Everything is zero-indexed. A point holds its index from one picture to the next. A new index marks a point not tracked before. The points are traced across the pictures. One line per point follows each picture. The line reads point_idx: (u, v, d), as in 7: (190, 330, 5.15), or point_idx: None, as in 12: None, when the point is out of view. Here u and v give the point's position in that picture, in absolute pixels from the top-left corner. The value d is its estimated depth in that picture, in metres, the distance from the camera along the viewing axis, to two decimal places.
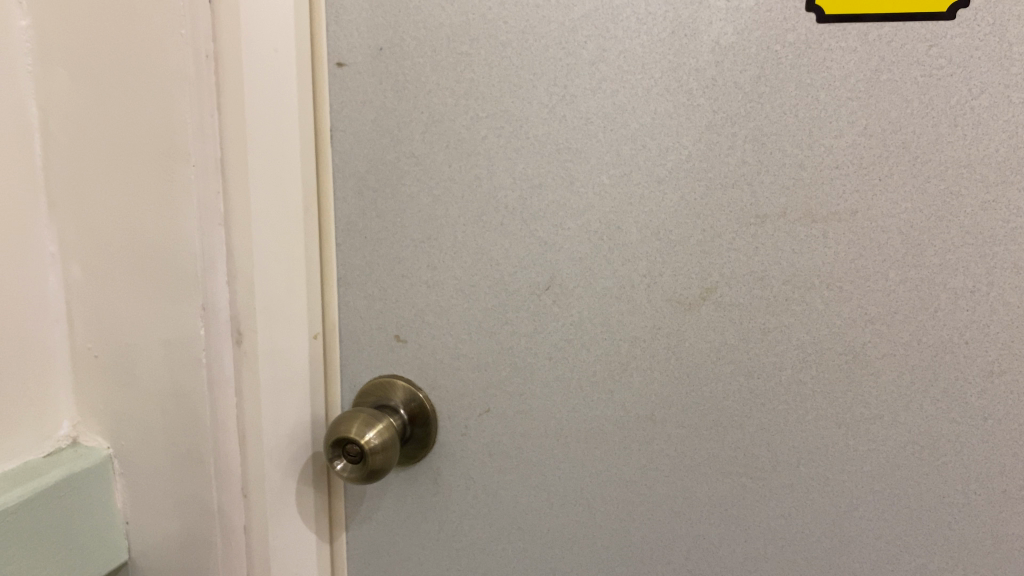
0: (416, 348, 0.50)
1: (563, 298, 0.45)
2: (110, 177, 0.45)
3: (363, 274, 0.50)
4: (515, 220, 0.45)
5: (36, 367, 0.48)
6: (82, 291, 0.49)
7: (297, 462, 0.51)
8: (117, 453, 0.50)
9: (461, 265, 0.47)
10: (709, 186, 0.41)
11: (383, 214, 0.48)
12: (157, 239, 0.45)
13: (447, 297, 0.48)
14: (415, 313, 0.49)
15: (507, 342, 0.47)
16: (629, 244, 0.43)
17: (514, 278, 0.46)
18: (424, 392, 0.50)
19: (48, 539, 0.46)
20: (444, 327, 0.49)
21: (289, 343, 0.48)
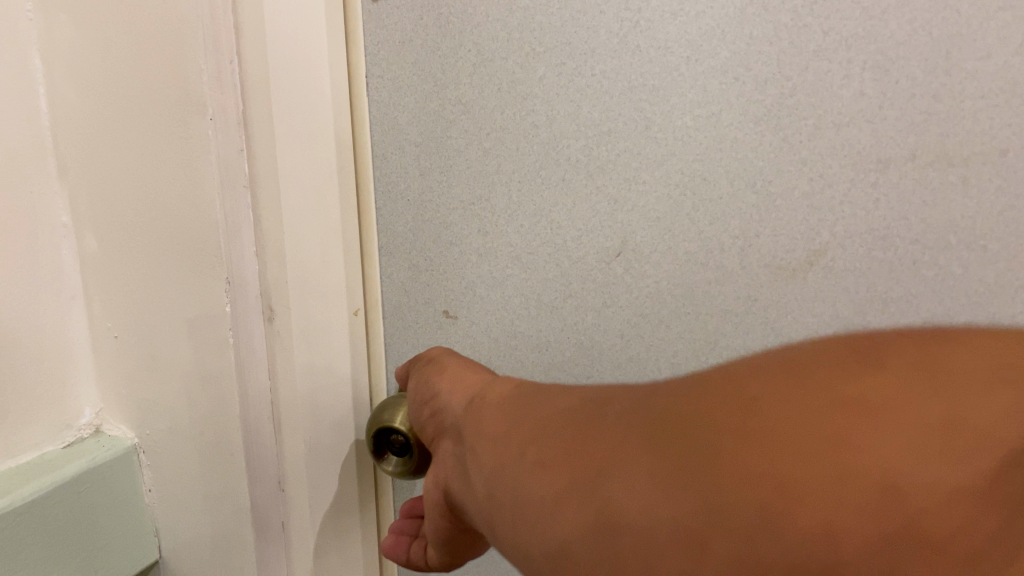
0: (467, 326, 0.45)
1: (637, 266, 0.41)
2: (121, 136, 0.40)
3: (407, 242, 0.45)
4: (578, 175, 0.41)
5: (53, 345, 0.44)
6: (98, 264, 0.44)
7: (340, 450, 0.47)
8: (144, 444, 0.46)
9: (518, 229, 0.42)
10: (818, 125, 0.37)
11: (427, 172, 0.43)
12: (173, 204, 0.40)
13: (501, 266, 0.43)
14: (464, 285, 0.45)
15: (571, 318, 0.43)
16: (716, 199, 0.39)
17: (578, 243, 0.42)
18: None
19: (65, 540, 0.42)
20: (498, 301, 0.44)
21: (325, 323, 0.44)
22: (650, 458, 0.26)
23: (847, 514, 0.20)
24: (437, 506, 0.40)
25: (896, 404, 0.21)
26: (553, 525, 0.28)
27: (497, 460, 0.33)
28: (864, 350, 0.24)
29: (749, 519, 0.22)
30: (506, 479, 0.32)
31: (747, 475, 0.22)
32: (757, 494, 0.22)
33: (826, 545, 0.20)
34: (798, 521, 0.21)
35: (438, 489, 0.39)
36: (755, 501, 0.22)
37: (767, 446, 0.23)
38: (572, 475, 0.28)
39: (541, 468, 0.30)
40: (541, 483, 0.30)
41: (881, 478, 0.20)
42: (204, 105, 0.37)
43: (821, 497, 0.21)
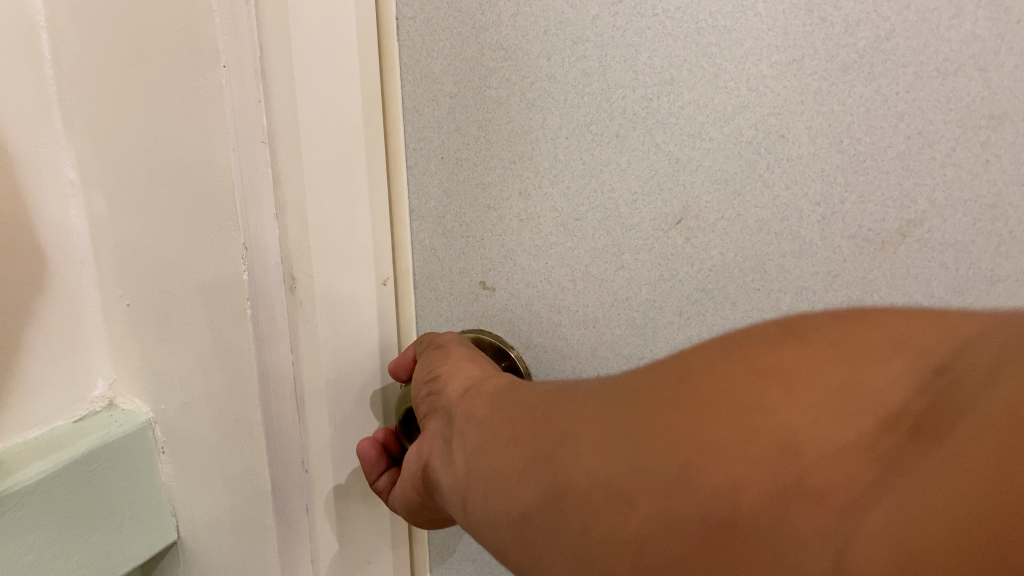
0: (506, 299, 0.42)
1: (700, 235, 0.37)
2: (129, 87, 0.37)
3: (439, 204, 0.42)
4: (635, 129, 0.36)
5: (60, 314, 0.41)
6: (108, 226, 0.41)
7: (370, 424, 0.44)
8: (159, 419, 0.43)
9: (563, 192, 0.39)
10: (918, 75, 0.31)
11: (463, 128, 0.40)
12: (186, 162, 0.36)
13: (545, 233, 0.40)
14: (503, 254, 0.41)
15: (622, 294, 0.39)
16: (797, 158, 0.34)
17: (633, 209, 0.37)
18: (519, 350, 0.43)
19: (77, 521, 0.39)
20: (541, 272, 0.41)
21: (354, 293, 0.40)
22: (588, 429, 0.26)
23: (743, 472, 0.20)
24: (414, 485, 0.38)
25: (805, 377, 0.22)
26: (510, 499, 0.28)
27: (467, 438, 0.33)
28: (795, 327, 0.24)
29: (662, 480, 0.22)
30: (479, 457, 0.32)
31: (670, 439, 0.23)
32: (667, 458, 0.22)
33: (726, 501, 0.20)
34: (699, 481, 0.21)
35: (416, 467, 0.38)
36: (668, 463, 0.22)
37: (683, 416, 0.23)
38: (522, 448, 0.29)
39: (500, 446, 0.31)
40: (501, 460, 0.30)
41: (778, 440, 0.20)
42: (218, 53, 0.33)
43: (722, 461, 0.21)
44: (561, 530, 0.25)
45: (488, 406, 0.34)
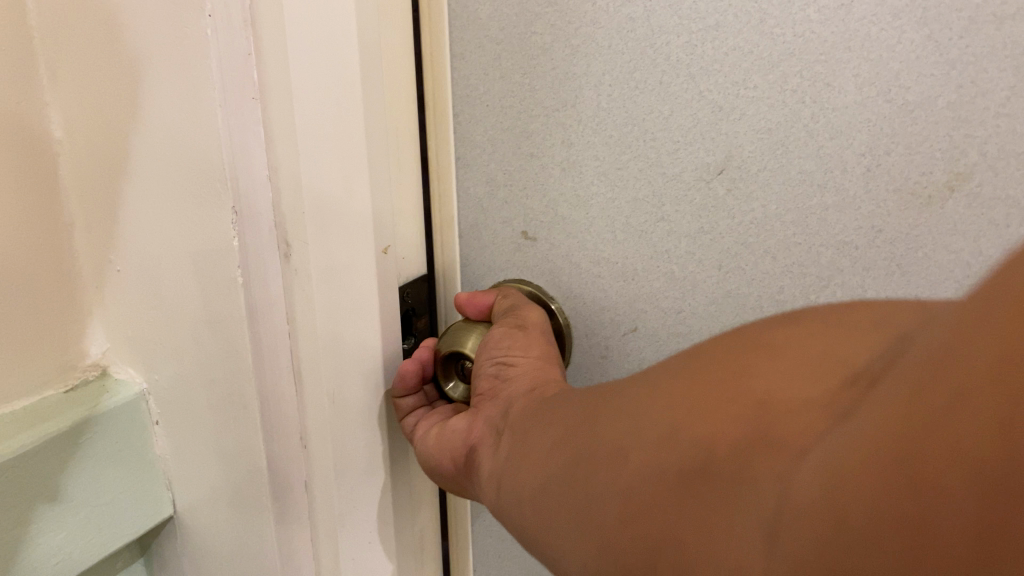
0: (547, 250, 0.42)
1: (739, 186, 0.36)
2: (113, 38, 0.35)
3: (484, 152, 0.41)
4: (677, 77, 0.36)
5: (49, 280, 0.39)
6: (95, 186, 0.39)
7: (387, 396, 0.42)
8: (152, 390, 0.41)
9: (605, 141, 0.38)
10: (971, 21, 0.30)
11: (507, 74, 0.39)
12: (172, 120, 0.34)
13: (587, 182, 0.39)
14: (545, 203, 0.41)
15: (664, 246, 0.39)
16: (842, 108, 0.33)
17: (675, 157, 0.37)
18: (560, 306, 0.42)
19: (61, 499, 0.37)
20: (583, 222, 0.40)
21: (349, 262, 0.37)
22: (623, 453, 0.28)
23: (721, 426, 0.26)
24: (454, 467, 0.38)
25: (784, 351, 0.27)
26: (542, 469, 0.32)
27: (513, 431, 0.35)
28: (768, 337, 0.29)
29: (678, 500, 0.24)
30: (526, 444, 0.34)
31: (681, 407, 0.27)
32: (686, 484, 0.24)
33: (701, 435, 0.26)
34: (687, 437, 0.26)
35: (463, 450, 0.38)
36: (683, 435, 0.26)
37: (702, 450, 0.25)
38: (567, 465, 0.30)
39: (548, 460, 0.32)
40: (542, 445, 0.32)
41: (756, 399, 0.26)
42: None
43: (706, 416, 0.26)
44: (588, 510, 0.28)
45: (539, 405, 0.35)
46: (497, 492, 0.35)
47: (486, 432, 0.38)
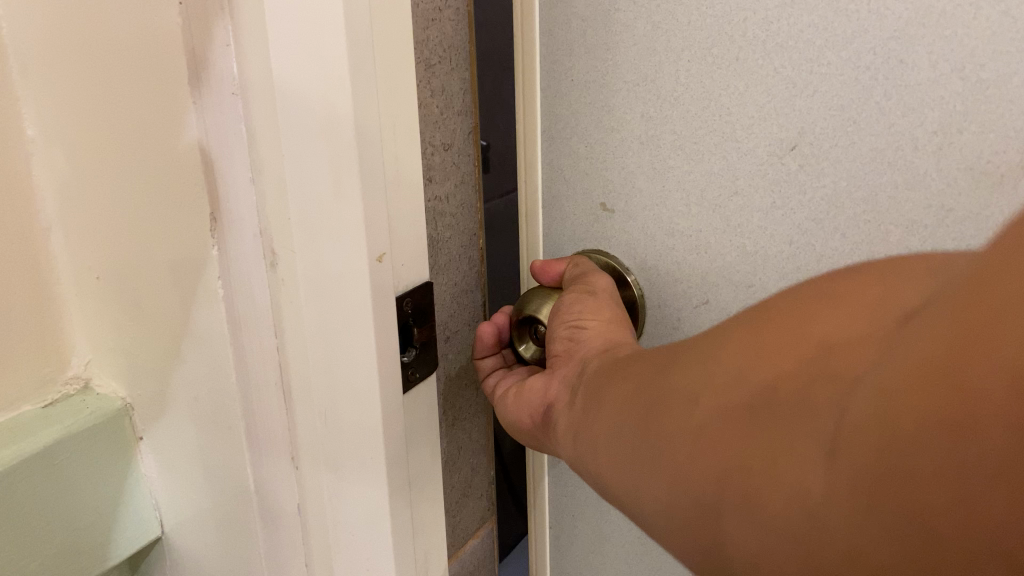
0: (624, 221, 0.43)
1: (814, 163, 0.36)
2: (84, 32, 0.32)
3: (569, 125, 0.43)
4: (754, 52, 0.36)
5: (22, 289, 0.37)
6: (69, 190, 0.36)
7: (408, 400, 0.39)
8: (134, 405, 0.38)
9: (682, 114, 0.39)
10: None
11: (593, 49, 0.41)
12: (147, 121, 0.32)
13: (663, 155, 0.40)
14: (624, 176, 0.42)
15: (736, 219, 0.39)
16: (915, 85, 0.32)
17: (749, 132, 0.37)
18: (635, 276, 0.44)
19: (39, 524, 0.36)
20: (658, 196, 0.41)
21: (342, 272, 0.33)
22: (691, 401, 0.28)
23: (776, 366, 0.26)
24: (533, 419, 0.41)
25: (850, 297, 0.28)
26: (610, 423, 0.33)
27: (587, 386, 0.37)
28: (825, 289, 0.30)
29: (737, 437, 0.25)
30: (598, 398, 0.35)
31: (739, 356, 0.28)
32: (749, 419, 0.25)
33: (758, 375, 0.27)
34: (744, 379, 0.27)
35: (540, 404, 0.41)
36: (741, 382, 0.27)
37: (762, 388, 0.26)
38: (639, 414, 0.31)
39: (622, 411, 0.33)
40: (613, 395, 0.34)
41: (815, 343, 0.26)
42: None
43: (763, 359, 0.27)
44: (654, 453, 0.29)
45: (607, 365, 0.36)
46: (575, 447, 0.36)
47: (563, 387, 0.39)
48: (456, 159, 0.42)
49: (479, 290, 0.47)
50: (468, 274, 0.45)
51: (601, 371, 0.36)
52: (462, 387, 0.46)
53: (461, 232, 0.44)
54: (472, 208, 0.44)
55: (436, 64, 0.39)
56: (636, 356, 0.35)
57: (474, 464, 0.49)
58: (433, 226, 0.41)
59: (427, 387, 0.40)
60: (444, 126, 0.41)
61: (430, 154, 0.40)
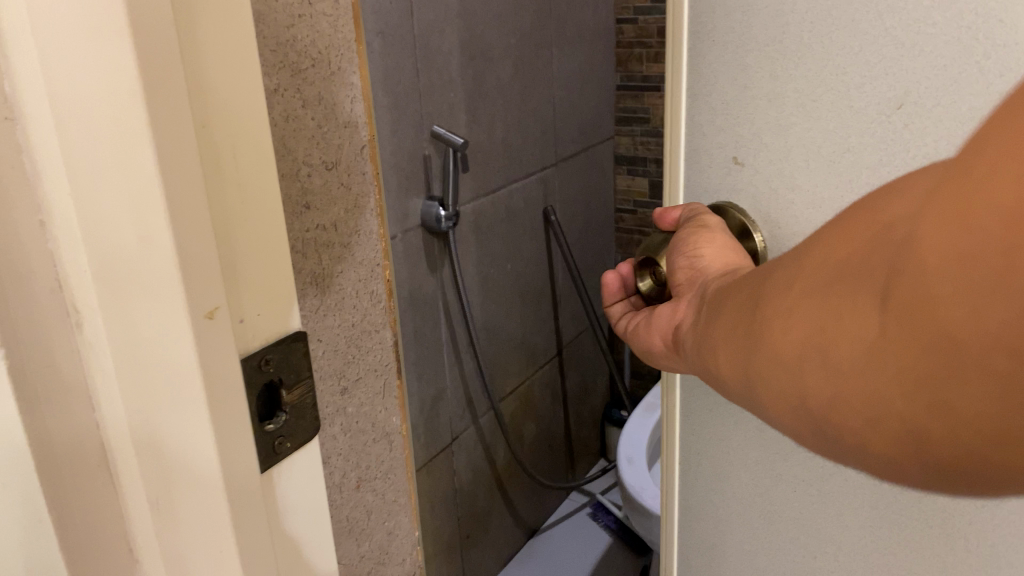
0: (752, 175, 0.46)
1: (917, 122, 0.38)
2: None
3: (706, 83, 0.46)
4: (867, 13, 0.38)
5: None
6: None
7: (292, 476, 0.33)
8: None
9: (805, 75, 0.41)
10: None
11: (730, 11, 0.44)
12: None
13: (786, 114, 0.43)
14: (754, 131, 0.45)
15: (847, 173, 0.41)
16: (1015, 45, 0.33)
17: (862, 91, 0.39)
18: (759, 233, 0.47)
19: None
20: (781, 151, 0.44)
21: (156, 334, 0.27)
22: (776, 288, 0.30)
23: (838, 262, 0.27)
24: (664, 338, 0.44)
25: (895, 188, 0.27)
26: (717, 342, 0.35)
27: (701, 303, 0.39)
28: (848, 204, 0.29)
29: (812, 309, 0.27)
30: (703, 314, 0.38)
31: (809, 259, 0.28)
32: (827, 288, 0.27)
33: (830, 273, 0.27)
34: (819, 282, 0.27)
35: (670, 326, 0.43)
36: (815, 282, 0.28)
37: (823, 265, 0.28)
38: (741, 312, 0.33)
39: (726, 312, 0.35)
40: (717, 315, 0.36)
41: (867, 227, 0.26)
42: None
43: (825, 256, 0.28)
44: (763, 362, 0.30)
45: (715, 292, 0.38)
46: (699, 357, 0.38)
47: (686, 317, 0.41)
48: (346, 178, 0.35)
49: (390, 328, 0.39)
50: (374, 312, 0.38)
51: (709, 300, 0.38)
52: (369, 442, 0.39)
53: (358, 264, 0.36)
54: (372, 239, 0.37)
55: (307, 69, 0.33)
56: (735, 281, 0.36)
57: (390, 528, 0.42)
58: (313, 261, 0.34)
59: (302, 459, 0.33)
60: (325, 141, 0.34)
61: (306, 176, 0.33)
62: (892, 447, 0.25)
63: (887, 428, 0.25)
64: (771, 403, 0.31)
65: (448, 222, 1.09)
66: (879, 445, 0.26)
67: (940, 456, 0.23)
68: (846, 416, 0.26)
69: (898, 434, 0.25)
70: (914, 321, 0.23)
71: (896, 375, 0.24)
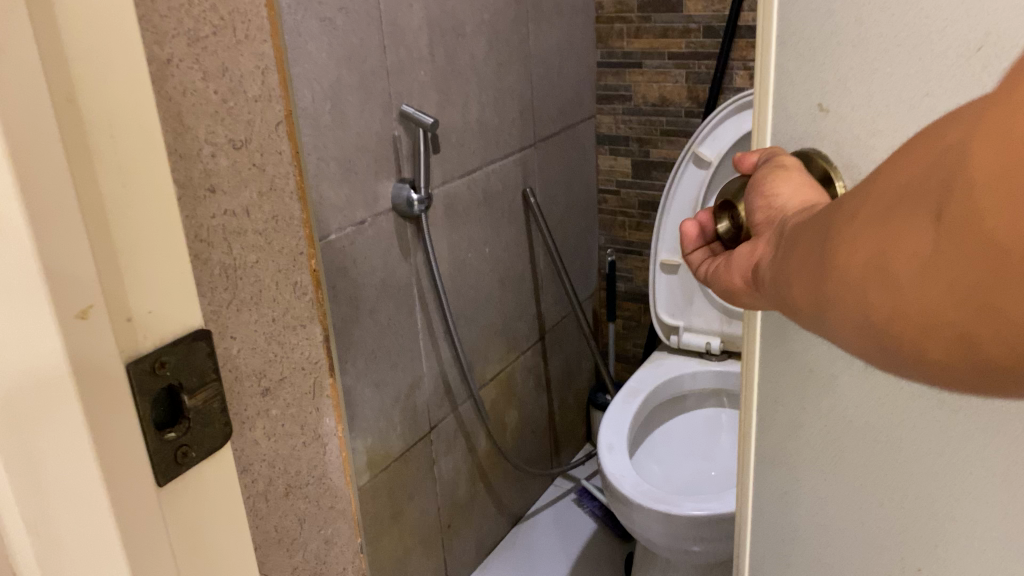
0: (837, 121, 0.39)
1: (995, 66, 0.31)
2: None
3: (796, 30, 0.40)
4: None
5: None
6: None
7: (196, 490, 0.30)
8: None
9: (886, 18, 0.35)
10: None
11: None
12: None
13: (870, 57, 0.36)
14: (839, 76, 0.38)
15: (925, 123, 0.34)
16: None
17: (941, 34, 0.33)
18: (842, 180, 0.39)
19: None
20: (865, 97, 0.37)
21: (20, 335, 0.24)
22: (840, 209, 0.28)
23: (885, 179, 0.25)
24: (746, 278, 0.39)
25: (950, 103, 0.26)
26: (780, 275, 0.32)
27: (776, 235, 0.36)
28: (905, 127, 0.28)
29: (864, 229, 0.26)
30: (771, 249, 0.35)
31: (864, 181, 0.27)
32: (891, 199, 0.25)
33: (879, 191, 0.26)
34: (867, 200, 0.26)
35: (749, 266, 0.38)
36: (865, 201, 0.26)
37: (873, 184, 0.26)
38: (803, 243, 0.31)
39: (791, 241, 0.32)
40: (784, 247, 0.33)
41: (915, 142, 0.25)
42: None
43: (877, 176, 0.26)
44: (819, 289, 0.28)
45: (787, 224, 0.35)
46: (775, 294, 0.34)
47: (755, 255, 0.37)
48: (259, 158, 0.32)
49: (319, 322, 0.36)
50: (299, 305, 0.35)
51: (780, 232, 0.35)
52: (299, 446, 0.36)
53: (277, 252, 0.33)
54: (296, 226, 0.34)
55: (208, 38, 0.29)
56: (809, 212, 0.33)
57: (327, 535, 0.39)
58: (219, 250, 0.31)
59: (212, 469, 0.30)
60: (232, 117, 0.30)
61: (210, 156, 0.30)
62: (951, 358, 0.23)
63: (948, 338, 0.23)
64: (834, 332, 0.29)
65: (420, 206, 1.05)
66: (942, 359, 0.23)
67: (1005, 358, 0.22)
68: (907, 331, 0.24)
69: (957, 345, 0.23)
70: (967, 221, 0.21)
71: (948, 283, 0.22)
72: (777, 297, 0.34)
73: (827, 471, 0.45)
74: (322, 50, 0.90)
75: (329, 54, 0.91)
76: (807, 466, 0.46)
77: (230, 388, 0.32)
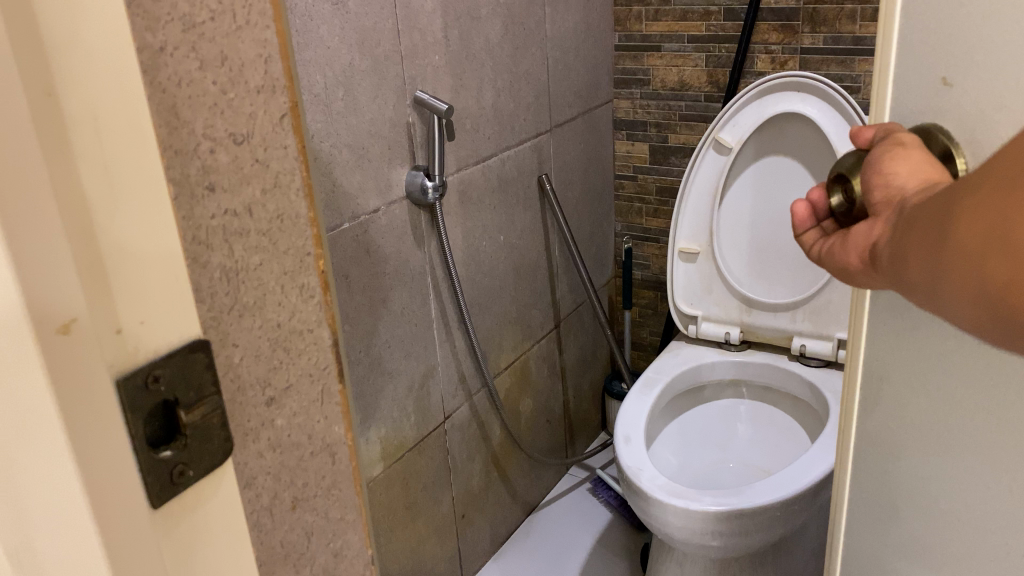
0: (960, 95, 0.37)
1: None
2: None
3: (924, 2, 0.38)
4: None
5: None
6: None
7: (194, 503, 0.28)
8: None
9: None
10: None
11: None
12: None
13: (1002, 29, 0.34)
14: (965, 49, 0.36)
15: None
16: None
17: None
18: (964, 157, 0.37)
19: None
20: (991, 69, 0.35)
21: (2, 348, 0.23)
22: (960, 188, 0.29)
23: (1003, 160, 0.27)
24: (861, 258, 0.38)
25: None
26: (899, 255, 0.33)
27: (895, 214, 0.35)
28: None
29: (985, 207, 0.27)
30: (885, 230, 0.36)
31: (985, 163, 0.28)
32: (1013, 178, 0.26)
33: (998, 171, 0.27)
34: (987, 180, 0.27)
35: (865, 246, 0.38)
36: (985, 183, 0.28)
37: (993, 165, 0.27)
38: (918, 218, 0.32)
39: (905, 217, 0.33)
40: (901, 227, 0.34)
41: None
42: None
43: (997, 158, 0.27)
44: (941, 267, 0.30)
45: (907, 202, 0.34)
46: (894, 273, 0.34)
47: (871, 235, 0.37)
48: (262, 153, 0.30)
49: (327, 326, 0.34)
50: (306, 309, 0.33)
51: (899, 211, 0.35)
52: (306, 456, 0.34)
53: (282, 254, 0.31)
54: (300, 226, 0.32)
55: (205, 23, 0.27)
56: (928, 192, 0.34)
57: (336, 548, 0.37)
58: (219, 252, 0.28)
59: (210, 485, 0.29)
60: (232, 110, 0.28)
61: (208, 152, 0.27)
62: None
63: None
64: (955, 309, 0.30)
65: (434, 193, 1.03)
66: None
67: None
68: None
69: None
70: None
71: None
72: (894, 275, 0.34)
73: (936, 457, 0.43)
74: (334, 34, 0.88)
75: (341, 38, 0.89)
76: (914, 450, 0.44)
77: (232, 399, 0.30)
